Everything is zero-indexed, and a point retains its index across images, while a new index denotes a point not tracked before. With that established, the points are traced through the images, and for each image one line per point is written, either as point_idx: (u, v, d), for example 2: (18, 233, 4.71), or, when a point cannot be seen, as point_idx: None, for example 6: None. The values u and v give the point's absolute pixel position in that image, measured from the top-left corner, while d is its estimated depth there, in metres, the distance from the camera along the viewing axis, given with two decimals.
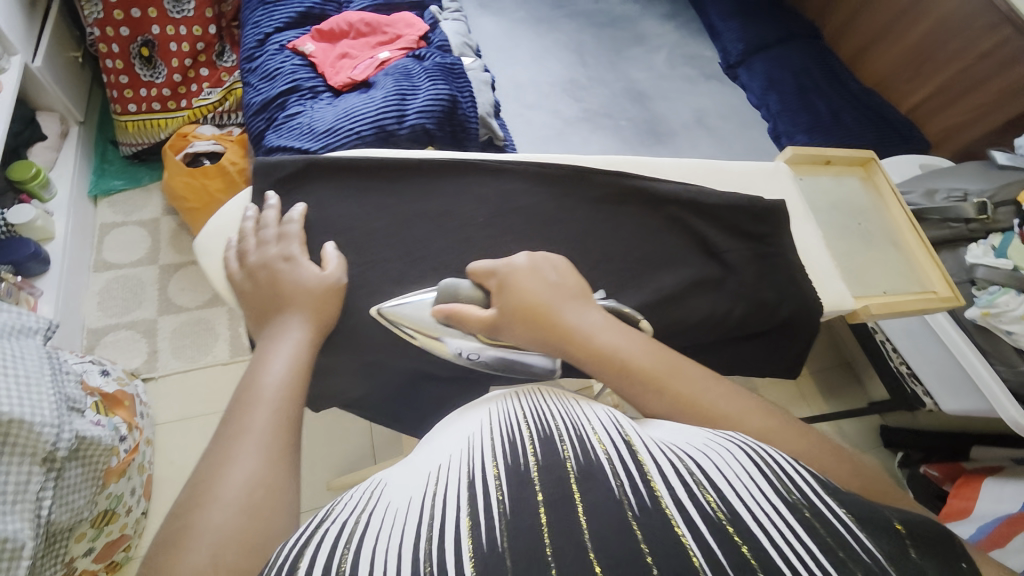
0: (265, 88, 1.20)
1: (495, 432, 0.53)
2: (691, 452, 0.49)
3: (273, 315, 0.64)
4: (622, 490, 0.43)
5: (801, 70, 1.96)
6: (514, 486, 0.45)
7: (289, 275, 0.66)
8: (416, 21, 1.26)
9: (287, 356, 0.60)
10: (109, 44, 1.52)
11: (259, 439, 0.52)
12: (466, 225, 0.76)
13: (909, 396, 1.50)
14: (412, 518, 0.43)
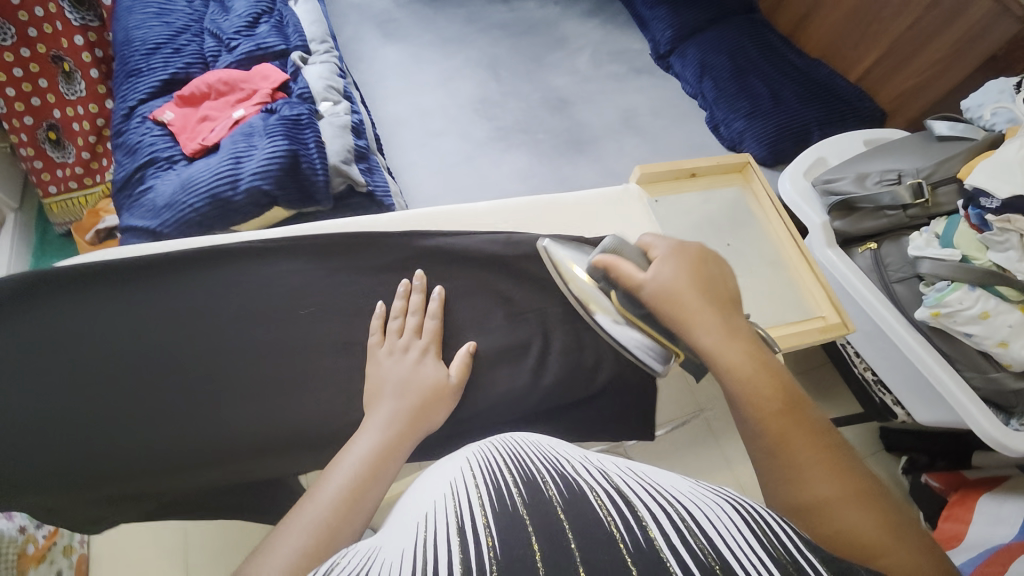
0: (128, 164, 1.18)
1: (477, 471, 0.47)
2: (688, 506, 0.43)
3: (381, 399, 0.61)
4: (615, 523, 0.38)
5: (737, 48, 1.74)
6: (502, 524, 0.38)
7: (430, 373, 0.64)
8: (272, 71, 1.22)
9: (376, 430, 0.57)
10: (16, 134, 1.51)
11: (311, 516, 0.46)
12: (251, 312, 0.73)
13: (880, 406, 1.33)
14: (407, 551, 0.36)
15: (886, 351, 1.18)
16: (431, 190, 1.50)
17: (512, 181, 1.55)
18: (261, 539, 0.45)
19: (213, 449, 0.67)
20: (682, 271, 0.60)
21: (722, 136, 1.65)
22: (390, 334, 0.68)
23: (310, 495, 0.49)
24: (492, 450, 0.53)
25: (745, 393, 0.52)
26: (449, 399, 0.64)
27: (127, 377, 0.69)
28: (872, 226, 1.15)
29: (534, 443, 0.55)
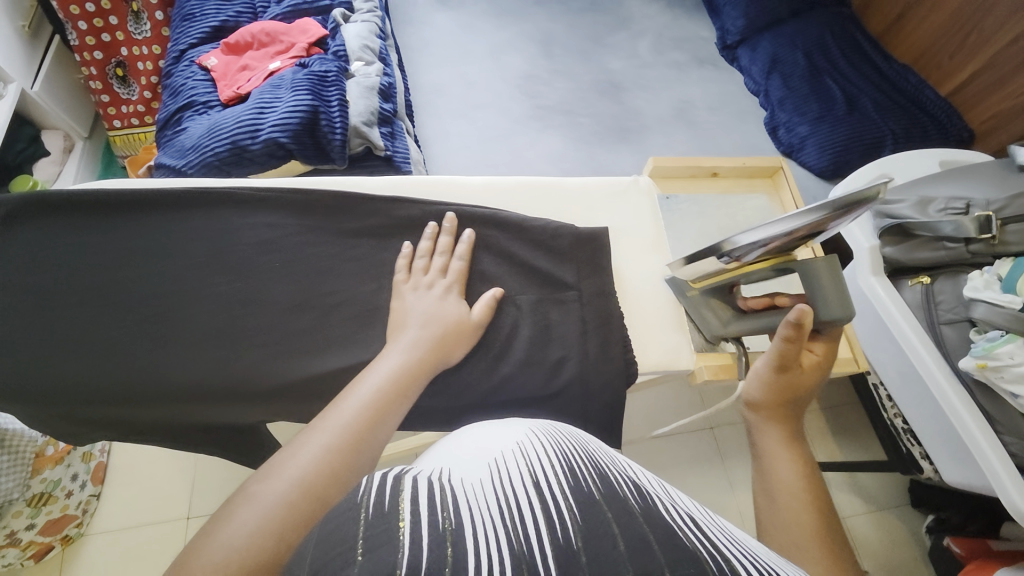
0: (170, 104, 1.23)
1: (550, 449, 0.45)
2: (766, 549, 0.39)
3: (406, 328, 0.60)
4: (698, 544, 0.34)
5: (815, 45, 1.57)
6: (580, 504, 0.36)
7: (451, 309, 0.63)
8: (312, 26, 1.23)
9: (396, 356, 0.57)
10: (88, 68, 1.65)
11: (334, 434, 0.47)
12: (229, 256, 0.73)
13: (906, 459, 1.20)
14: (492, 497, 0.35)
15: (924, 401, 1.02)
16: (458, 164, 1.48)
17: (542, 164, 1.49)
18: (286, 446, 0.46)
19: (170, 388, 0.67)
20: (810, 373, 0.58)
21: (781, 139, 1.51)
22: (415, 271, 0.67)
23: (331, 416, 0.50)
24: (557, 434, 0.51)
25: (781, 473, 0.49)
26: (472, 333, 0.63)
27: (102, 303, 0.70)
28: (925, 258, 1.03)
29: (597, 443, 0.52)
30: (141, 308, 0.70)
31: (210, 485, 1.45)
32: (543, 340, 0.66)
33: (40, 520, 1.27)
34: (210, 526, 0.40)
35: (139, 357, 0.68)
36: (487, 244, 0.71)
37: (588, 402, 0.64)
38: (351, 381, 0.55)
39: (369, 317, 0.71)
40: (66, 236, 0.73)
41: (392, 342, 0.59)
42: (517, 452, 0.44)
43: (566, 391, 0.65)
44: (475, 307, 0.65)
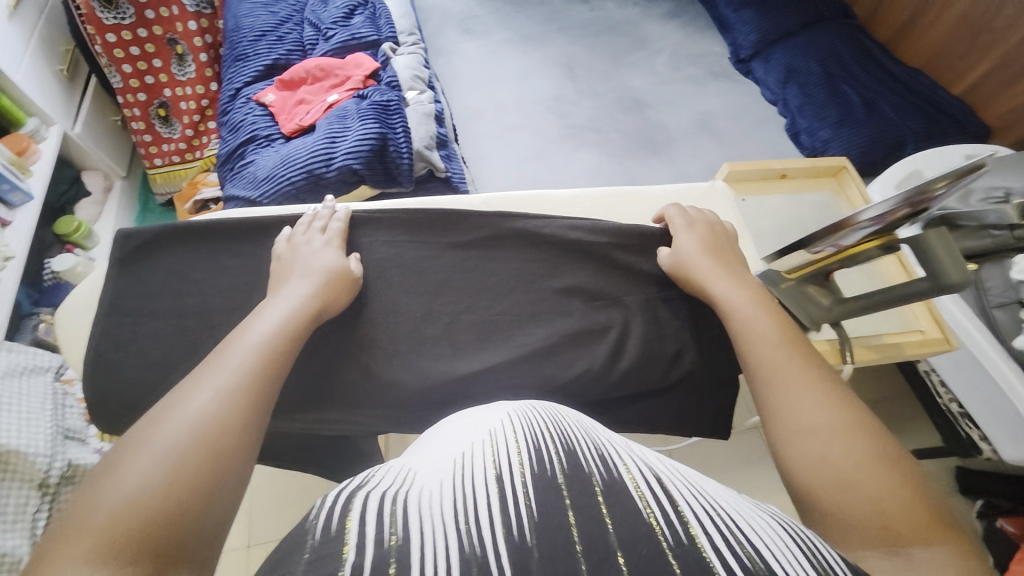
0: (231, 140, 1.28)
1: (518, 427, 0.50)
2: (725, 502, 0.44)
3: (286, 280, 0.65)
4: (655, 516, 0.40)
5: (828, 55, 1.66)
6: (540, 490, 0.42)
7: (326, 257, 0.68)
8: (366, 61, 1.30)
9: (285, 306, 0.60)
10: (131, 109, 1.70)
11: (230, 376, 0.50)
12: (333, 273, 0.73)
13: (965, 442, 1.21)
14: (449, 494, 0.40)
15: (979, 383, 1.07)
16: (500, 183, 1.54)
17: (581, 177, 1.55)
18: (180, 391, 0.49)
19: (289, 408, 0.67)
20: (702, 249, 0.70)
21: (804, 143, 1.58)
22: (298, 234, 0.71)
23: (225, 357, 0.52)
24: (529, 409, 0.56)
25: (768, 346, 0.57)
26: (350, 285, 0.68)
27: (218, 327, 0.71)
28: (974, 245, 1.07)
29: (567, 410, 0.58)
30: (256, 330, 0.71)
31: (268, 513, 1.44)
32: (656, 337, 0.72)
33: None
34: (117, 459, 0.43)
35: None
36: (586, 251, 0.76)
37: (709, 389, 0.73)
38: (235, 329, 0.57)
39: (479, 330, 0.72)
40: (181, 263, 0.75)
41: (285, 291, 0.63)
42: (486, 438, 0.48)
43: (688, 379, 0.72)
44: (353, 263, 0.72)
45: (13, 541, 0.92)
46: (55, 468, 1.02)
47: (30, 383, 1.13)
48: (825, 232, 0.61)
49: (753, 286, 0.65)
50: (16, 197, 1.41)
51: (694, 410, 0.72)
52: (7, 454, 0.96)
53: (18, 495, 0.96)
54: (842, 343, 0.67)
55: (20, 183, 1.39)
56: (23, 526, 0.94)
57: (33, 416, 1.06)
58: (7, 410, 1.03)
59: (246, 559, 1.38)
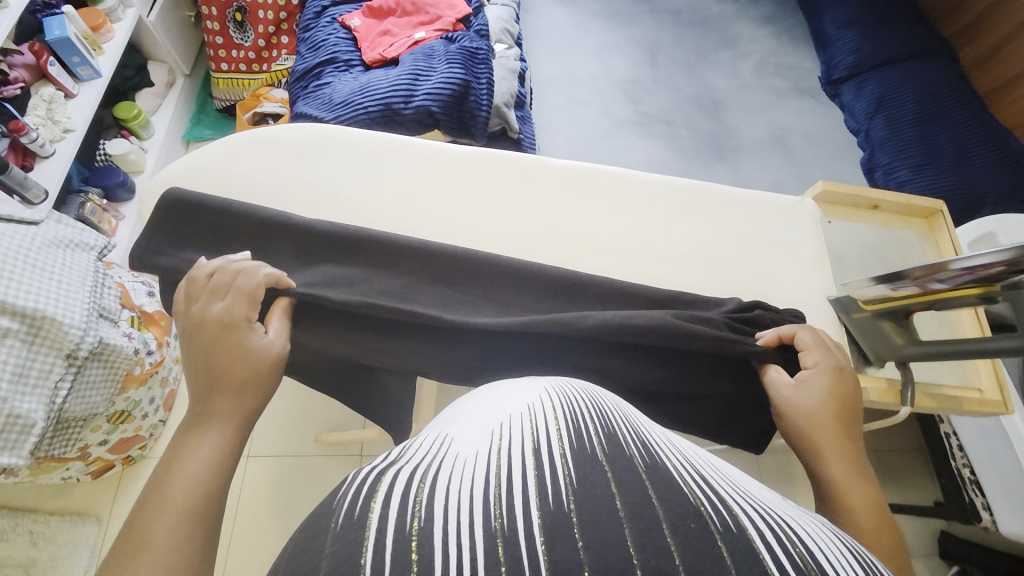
0: (309, 58, 1.26)
1: (556, 403, 0.46)
2: (774, 505, 0.40)
3: (200, 383, 0.50)
4: (702, 500, 0.35)
5: (923, 93, 1.57)
6: (579, 464, 0.37)
7: (232, 339, 0.53)
8: (458, 3, 1.26)
9: (214, 444, 0.46)
10: (209, 8, 1.69)
11: (162, 557, 0.38)
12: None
13: (967, 510, 1.17)
14: (480, 470, 0.36)
15: (1002, 457, 1.06)
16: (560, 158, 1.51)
17: (642, 169, 1.52)
18: None
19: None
20: (830, 402, 0.57)
21: (877, 181, 1.53)
22: (198, 294, 0.56)
23: (164, 513, 0.40)
24: (566, 386, 0.53)
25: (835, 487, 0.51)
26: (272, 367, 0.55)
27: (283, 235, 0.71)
28: None
29: (607, 394, 0.55)
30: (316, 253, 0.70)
31: (273, 429, 1.49)
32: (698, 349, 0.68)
33: (115, 436, 1.28)
34: None
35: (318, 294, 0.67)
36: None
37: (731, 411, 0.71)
38: (155, 475, 0.43)
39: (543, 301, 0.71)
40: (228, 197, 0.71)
41: (204, 409, 0.49)
42: (523, 411, 0.44)
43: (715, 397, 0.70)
44: (274, 330, 0.59)
45: (29, 404, 0.95)
46: (85, 343, 1.02)
47: (74, 257, 1.11)
48: (921, 271, 0.59)
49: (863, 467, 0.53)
50: (84, 72, 1.40)
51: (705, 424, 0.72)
52: (41, 317, 0.97)
53: (43, 359, 0.98)
54: (903, 384, 0.66)
55: (91, 59, 1.38)
56: (40, 391, 0.98)
57: (73, 289, 1.05)
58: (49, 277, 1.02)
59: (244, 467, 1.44)
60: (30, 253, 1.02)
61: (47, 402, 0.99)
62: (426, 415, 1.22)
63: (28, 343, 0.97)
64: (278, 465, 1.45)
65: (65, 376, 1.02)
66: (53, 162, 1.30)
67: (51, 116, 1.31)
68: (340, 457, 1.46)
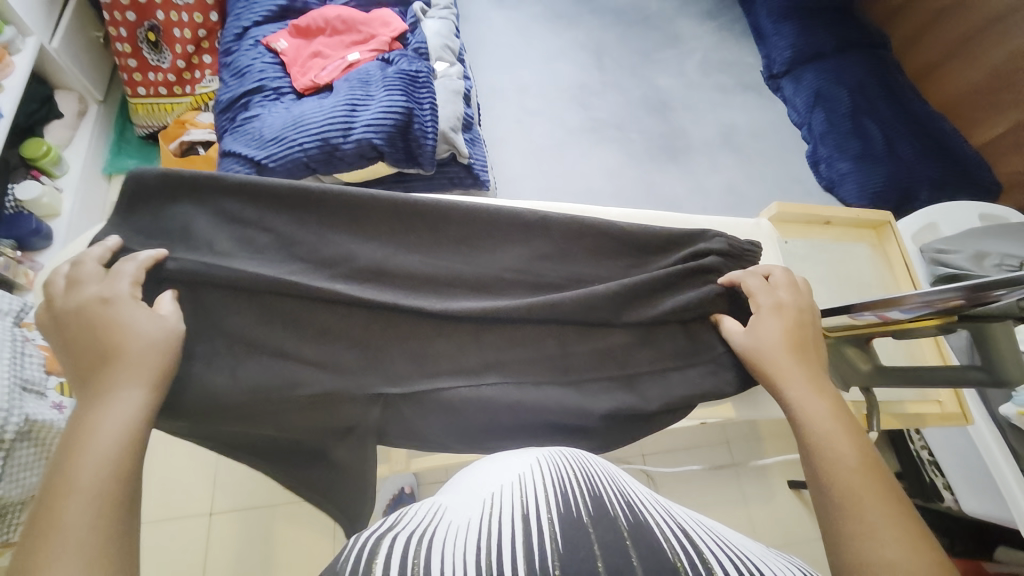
0: (234, 86, 1.16)
1: (546, 474, 0.52)
2: (752, 555, 0.46)
3: (99, 374, 0.48)
4: (678, 556, 0.40)
5: (860, 84, 1.62)
6: (566, 525, 0.43)
7: (115, 314, 0.51)
8: (393, 20, 1.18)
9: (122, 413, 0.46)
10: (116, 29, 1.52)
11: (98, 457, 0.42)
12: (343, 266, 0.63)
13: (927, 488, 1.25)
14: (471, 532, 0.43)
15: (953, 439, 1.12)
16: (515, 172, 1.47)
17: (598, 177, 1.49)
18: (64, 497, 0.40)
19: (289, 426, 0.57)
20: (781, 337, 0.60)
21: (821, 173, 1.57)
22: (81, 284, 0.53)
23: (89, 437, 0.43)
24: (559, 457, 0.58)
25: (817, 441, 0.51)
26: (161, 355, 0.51)
27: (309, 208, 0.65)
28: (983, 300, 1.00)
29: (597, 462, 0.59)
30: (282, 239, 0.63)
31: (232, 480, 1.39)
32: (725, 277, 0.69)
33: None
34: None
35: (261, 375, 0.57)
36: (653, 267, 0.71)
37: None
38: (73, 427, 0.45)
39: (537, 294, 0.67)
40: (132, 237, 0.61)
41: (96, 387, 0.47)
42: (515, 483, 0.51)
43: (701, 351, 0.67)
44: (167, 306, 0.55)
45: None
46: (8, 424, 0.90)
47: None
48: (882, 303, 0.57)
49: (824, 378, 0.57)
50: None
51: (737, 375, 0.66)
52: None
53: None
54: (870, 411, 0.66)
55: None
56: None
57: None
58: None
59: (207, 526, 1.35)
60: None
61: None
62: (397, 456, 1.17)
63: None
64: (247, 516, 1.36)
65: None
66: None
67: None
68: (313, 501, 1.39)
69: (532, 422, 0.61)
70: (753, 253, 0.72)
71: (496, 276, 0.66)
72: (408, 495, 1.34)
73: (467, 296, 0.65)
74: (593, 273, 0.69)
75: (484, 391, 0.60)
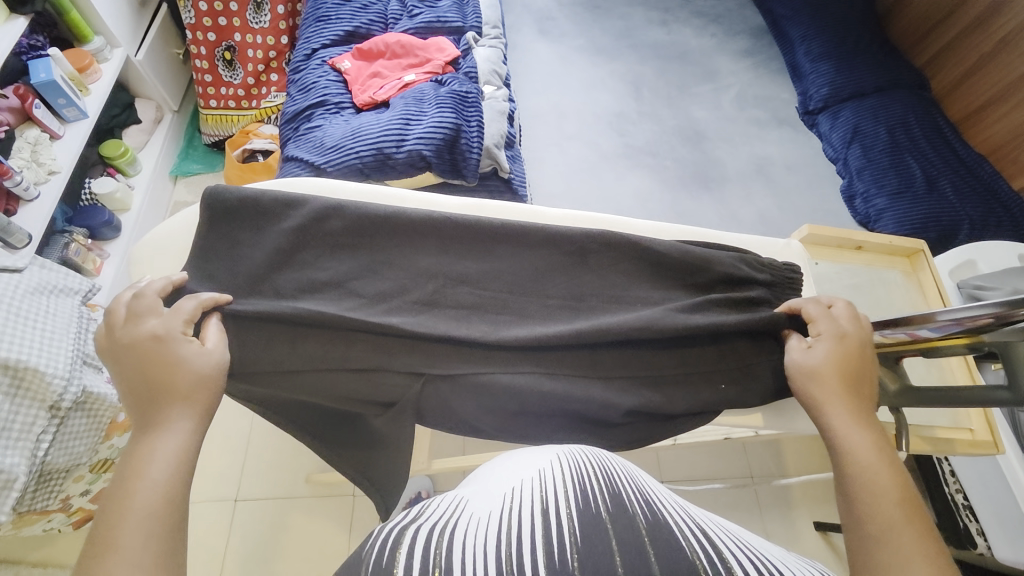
0: (300, 99, 1.27)
1: (565, 470, 0.54)
2: (774, 559, 0.47)
3: (155, 410, 0.51)
4: (697, 553, 0.43)
5: (898, 123, 1.64)
6: (586, 522, 0.44)
7: (167, 353, 0.53)
8: (448, 46, 1.28)
9: (168, 443, 0.49)
10: (198, 47, 1.69)
11: (143, 494, 0.45)
12: (395, 256, 0.69)
13: (961, 534, 1.21)
14: (494, 526, 0.45)
15: (991, 482, 1.08)
16: (549, 191, 1.53)
17: (629, 200, 1.54)
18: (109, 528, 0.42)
19: (332, 393, 0.62)
20: (833, 362, 0.60)
21: (856, 209, 1.57)
22: (132, 314, 0.55)
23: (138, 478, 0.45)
24: (577, 452, 0.60)
25: (854, 469, 0.52)
26: (202, 394, 0.53)
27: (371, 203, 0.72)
28: None
29: (613, 456, 0.62)
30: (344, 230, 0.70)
31: (259, 471, 1.44)
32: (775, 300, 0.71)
33: (97, 486, 1.20)
34: None
35: (319, 348, 0.62)
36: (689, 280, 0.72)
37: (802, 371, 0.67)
38: (123, 465, 0.47)
39: (574, 303, 0.70)
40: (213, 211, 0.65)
41: (149, 423, 0.50)
42: (535, 477, 0.53)
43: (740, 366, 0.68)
44: (213, 339, 0.57)
45: (12, 458, 0.89)
46: (71, 392, 0.98)
47: (58, 303, 1.06)
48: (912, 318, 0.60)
49: (868, 408, 0.57)
50: (70, 113, 1.41)
51: (767, 390, 0.67)
52: (22, 370, 0.92)
53: (27, 413, 0.93)
54: (900, 430, 0.67)
55: (76, 99, 1.39)
56: (23, 445, 0.92)
57: (58, 336, 1.00)
58: (33, 327, 0.98)
59: (231, 512, 1.39)
60: (17, 301, 0.99)
61: (29, 456, 0.93)
62: (419, 456, 1.21)
63: (10, 397, 0.92)
64: (271, 507, 1.40)
65: (48, 428, 0.96)
66: (38, 206, 1.29)
67: (36, 158, 1.31)
68: (332, 499, 1.42)
69: (559, 413, 0.64)
70: (796, 281, 0.73)
71: (534, 274, 0.71)
72: (424, 500, 1.36)
73: (506, 290, 0.69)
74: (625, 279, 0.72)
75: (517, 378, 0.63)
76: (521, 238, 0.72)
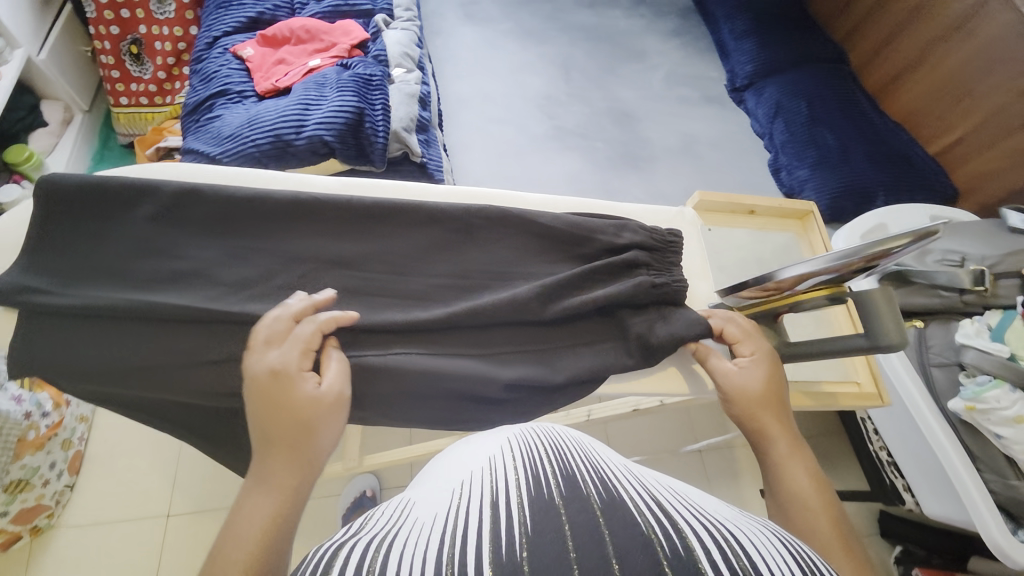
0: (201, 90, 1.20)
1: (517, 454, 0.48)
2: (722, 517, 0.42)
3: (279, 452, 0.49)
4: (653, 529, 0.37)
5: (818, 96, 1.67)
6: (536, 511, 0.39)
7: (287, 392, 0.50)
8: (354, 29, 1.24)
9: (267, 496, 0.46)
10: (101, 41, 1.59)
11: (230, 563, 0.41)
12: (263, 241, 0.65)
13: (889, 490, 1.25)
14: (438, 528, 0.38)
15: (909, 438, 1.09)
16: (479, 177, 1.50)
17: (560, 183, 1.53)
18: None
19: (186, 389, 0.58)
20: (764, 383, 0.59)
21: (783, 181, 1.61)
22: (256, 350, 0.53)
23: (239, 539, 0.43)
24: (530, 431, 0.55)
25: (790, 502, 0.51)
26: (309, 435, 0.50)
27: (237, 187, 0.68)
28: (922, 303, 1.10)
29: (562, 430, 0.57)
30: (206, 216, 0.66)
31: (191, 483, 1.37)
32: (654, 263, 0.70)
33: (14, 508, 1.12)
34: None
35: (180, 340, 0.59)
36: (574, 252, 0.72)
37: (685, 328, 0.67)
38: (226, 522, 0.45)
39: (458, 281, 0.68)
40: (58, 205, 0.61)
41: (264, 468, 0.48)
42: (485, 467, 0.46)
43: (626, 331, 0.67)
44: (331, 375, 0.54)
45: None
46: None
47: None
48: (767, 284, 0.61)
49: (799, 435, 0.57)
50: None
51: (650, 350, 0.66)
52: None
53: None
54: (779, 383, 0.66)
55: None
56: None
57: None
58: None
59: None
60: None
61: None
62: (350, 453, 1.17)
63: None
64: (194, 521, 1.29)
65: None
66: None
67: None
68: None
69: (438, 393, 0.62)
70: (678, 245, 0.72)
71: (414, 253, 0.68)
72: (369, 497, 1.33)
73: (385, 271, 0.67)
74: (510, 252, 0.70)
75: (392, 360, 0.61)
76: (399, 216, 0.69)
